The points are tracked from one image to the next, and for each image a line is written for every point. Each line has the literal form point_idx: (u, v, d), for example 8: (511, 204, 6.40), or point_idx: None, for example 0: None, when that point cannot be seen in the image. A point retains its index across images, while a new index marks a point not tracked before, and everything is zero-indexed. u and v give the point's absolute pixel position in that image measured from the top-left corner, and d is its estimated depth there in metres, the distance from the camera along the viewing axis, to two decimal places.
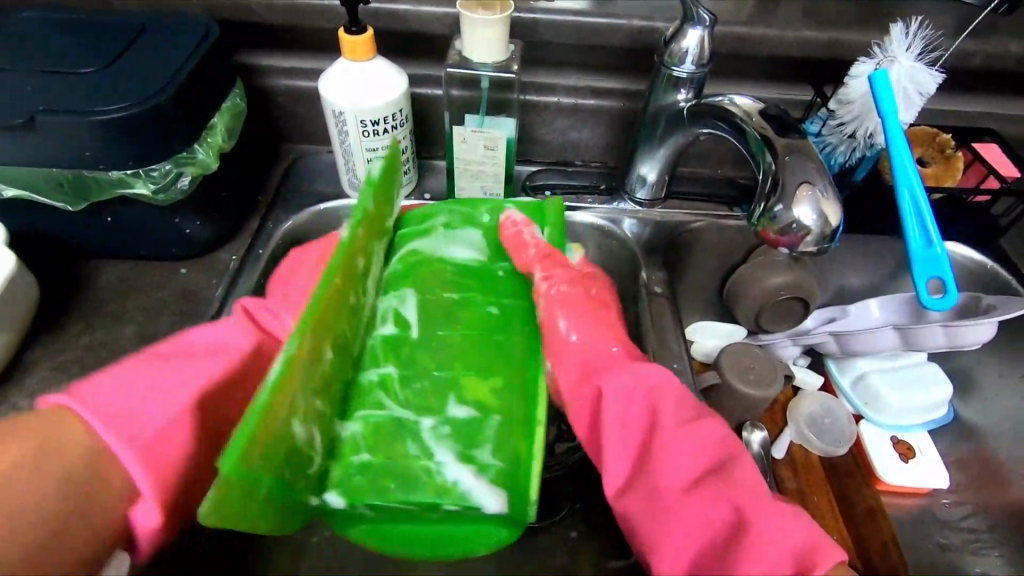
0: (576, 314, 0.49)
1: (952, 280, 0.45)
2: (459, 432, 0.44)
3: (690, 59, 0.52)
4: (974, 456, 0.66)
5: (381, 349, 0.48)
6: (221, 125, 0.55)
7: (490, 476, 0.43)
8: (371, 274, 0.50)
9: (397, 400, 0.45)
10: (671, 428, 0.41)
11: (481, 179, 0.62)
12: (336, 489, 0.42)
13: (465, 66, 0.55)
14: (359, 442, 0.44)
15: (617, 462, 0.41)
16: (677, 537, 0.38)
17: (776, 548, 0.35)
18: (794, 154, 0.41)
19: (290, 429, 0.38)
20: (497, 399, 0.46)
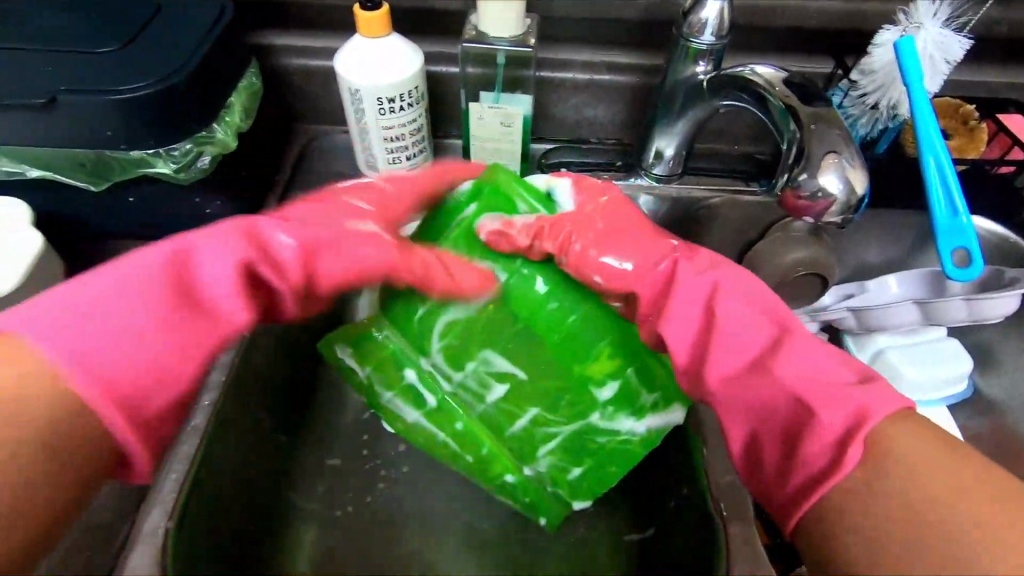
0: (606, 244, 0.47)
1: (980, 252, 0.44)
2: (617, 401, 0.49)
3: (709, 31, 0.52)
4: (995, 431, 0.66)
5: (509, 403, 0.52)
6: (238, 105, 0.55)
7: (659, 405, 0.49)
8: (424, 387, 0.53)
9: (558, 418, 0.51)
10: (729, 313, 0.44)
11: (497, 156, 0.61)
12: (577, 479, 0.53)
13: (481, 41, 0.55)
14: (563, 457, 0.53)
15: (678, 345, 0.45)
16: (736, 414, 0.43)
17: (830, 423, 0.39)
18: (819, 122, 0.41)
19: (501, 494, 0.54)
20: (620, 361, 0.48)
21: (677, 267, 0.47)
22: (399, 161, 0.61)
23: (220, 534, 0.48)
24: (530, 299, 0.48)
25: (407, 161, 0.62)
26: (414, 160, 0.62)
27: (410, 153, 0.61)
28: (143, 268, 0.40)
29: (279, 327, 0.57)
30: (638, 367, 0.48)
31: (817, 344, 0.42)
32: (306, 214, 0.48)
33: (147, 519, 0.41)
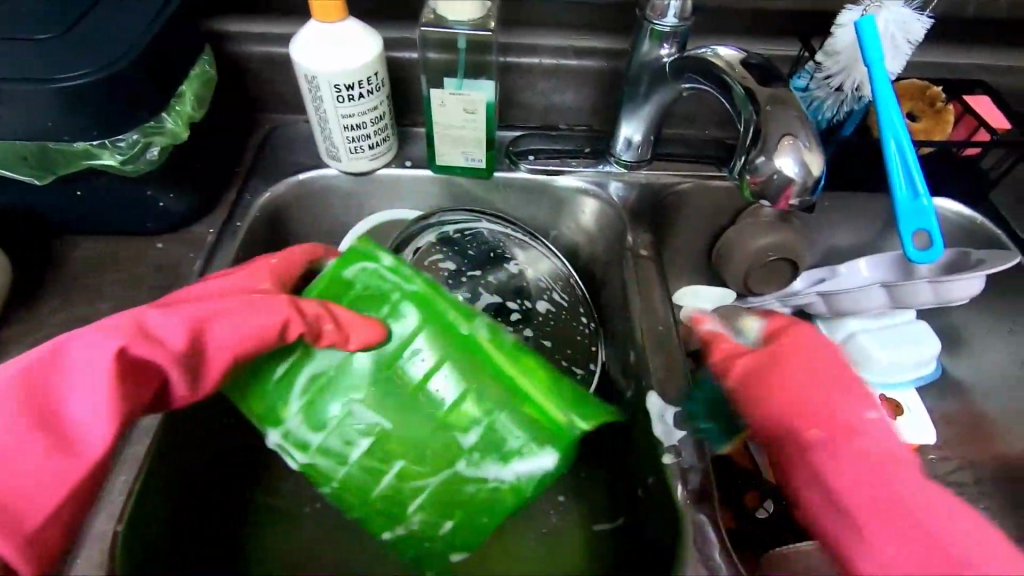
0: (847, 396, 0.46)
1: (939, 233, 0.43)
2: (484, 446, 0.42)
3: (672, 12, 0.51)
4: (961, 411, 0.67)
5: (376, 461, 0.42)
6: (190, 93, 0.53)
7: (529, 450, 0.42)
8: (287, 443, 0.43)
9: (426, 471, 0.42)
10: (905, 461, 0.42)
11: (462, 144, 0.60)
12: (455, 542, 0.45)
13: (440, 25, 0.53)
14: (437, 521, 0.44)
15: (919, 489, 0.39)
16: (889, 546, 0.38)
17: (983, 541, 0.37)
18: (776, 104, 0.40)
19: (394, 536, 0.45)
20: (485, 406, 0.42)
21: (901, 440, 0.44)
22: (361, 151, 0.60)
23: (181, 536, 0.47)
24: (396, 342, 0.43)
25: (370, 150, 0.60)
26: (378, 149, 0.61)
27: (373, 142, 0.60)
28: (78, 348, 0.38)
29: None
30: (512, 407, 0.42)
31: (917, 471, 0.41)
32: (214, 289, 0.44)
33: (95, 523, 0.40)
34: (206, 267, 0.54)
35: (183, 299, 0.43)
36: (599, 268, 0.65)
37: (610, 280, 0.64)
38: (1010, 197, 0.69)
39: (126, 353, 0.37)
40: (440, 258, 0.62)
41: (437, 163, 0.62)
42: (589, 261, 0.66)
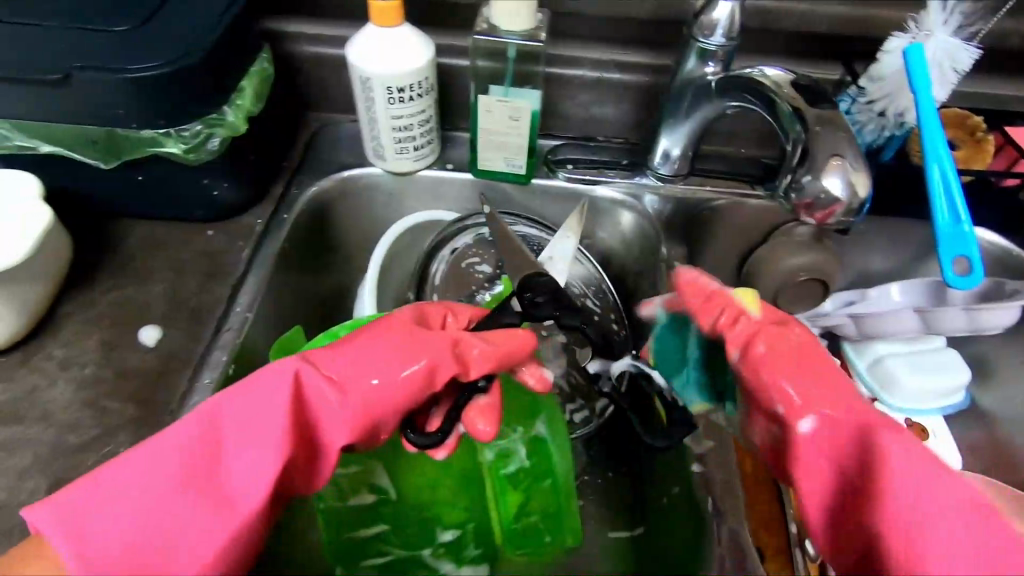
0: (793, 370, 0.38)
1: (979, 260, 0.44)
2: (450, 550, 0.50)
3: (720, 31, 0.52)
4: (989, 442, 0.66)
5: (368, 514, 0.48)
6: (250, 89, 0.55)
7: (473, 564, 0.51)
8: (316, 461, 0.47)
9: (398, 547, 0.49)
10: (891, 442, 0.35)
11: (504, 149, 0.62)
12: None
13: (493, 33, 0.55)
14: None
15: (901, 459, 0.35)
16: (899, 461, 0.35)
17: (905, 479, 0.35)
18: (825, 125, 0.40)
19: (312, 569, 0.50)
20: (469, 510, 0.50)
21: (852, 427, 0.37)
22: (406, 152, 0.62)
23: None
24: None
25: (415, 151, 0.62)
26: (422, 151, 0.63)
27: (418, 143, 0.62)
28: (181, 520, 0.34)
29: (288, 312, 0.58)
30: (483, 520, 0.50)
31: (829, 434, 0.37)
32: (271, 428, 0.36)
33: None
34: (253, 256, 0.56)
35: (246, 414, 0.37)
36: (631, 279, 0.67)
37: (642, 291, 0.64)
38: None
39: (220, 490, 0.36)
40: (477, 260, 0.62)
41: (478, 166, 0.64)
42: (620, 271, 0.68)
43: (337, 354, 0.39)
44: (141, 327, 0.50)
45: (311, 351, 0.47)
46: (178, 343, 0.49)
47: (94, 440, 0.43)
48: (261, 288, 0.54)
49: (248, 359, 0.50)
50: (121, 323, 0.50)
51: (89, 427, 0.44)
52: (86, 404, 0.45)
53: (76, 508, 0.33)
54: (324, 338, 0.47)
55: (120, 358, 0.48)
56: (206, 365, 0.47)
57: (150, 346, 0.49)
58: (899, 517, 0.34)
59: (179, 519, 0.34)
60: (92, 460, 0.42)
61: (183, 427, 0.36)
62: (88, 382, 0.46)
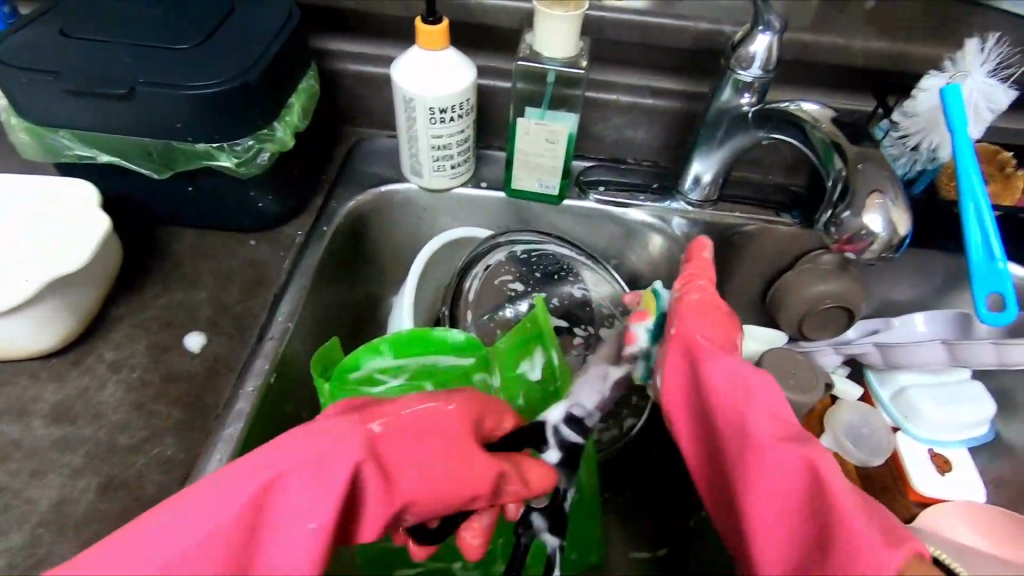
0: (701, 315, 0.48)
1: (1013, 297, 0.44)
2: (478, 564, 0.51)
3: (757, 64, 0.53)
4: (1013, 475, 0.66)
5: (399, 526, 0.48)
6: (298, 105, 0.57)
7: None
8: None
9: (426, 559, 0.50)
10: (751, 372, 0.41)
11: (539, 170, 0.63)
12: None
13: (535, 60, 0.56)
14: None
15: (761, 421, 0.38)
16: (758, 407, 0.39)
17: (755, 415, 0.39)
18: (866, 161, 0.41)
19: None
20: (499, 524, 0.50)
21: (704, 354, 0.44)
22: (443, 169, 0.63)
23: None
24: None
25: (452, 169, 0.64)
26: (459, 169, 0.64)
27: (455, 162, 0.63)
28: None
29: (325, 321, 0.59)
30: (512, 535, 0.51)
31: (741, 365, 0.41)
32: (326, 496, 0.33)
33: None
34: (294, 267, 0.57)
35: (296, 483, 0.33)
36: None
37: None
38: None
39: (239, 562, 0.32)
40: (511, 277, 0.63)
41: (512, 186, 0.65)
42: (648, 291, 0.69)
43: (394, 433, 0.37)
44: (187, 333, 0.52)
45: (354, 362, 0.48)
46: (222, 350, 0.51)
47: (143, 442, 0.45)
48: (302, 298, 0.55)
49: (288, 367, 0.52)
50: (167, 328, 0.52)
51: (138, 430, 0.45)
52: (135, 406, 0.47)
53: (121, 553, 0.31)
54: (365, 350, 0.48)
55: (168, 362, 0.49)
56: (250, 372, 0.49)
57: (195, 352, 0.50)
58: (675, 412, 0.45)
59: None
60: (141, 461, 0.44)
61: (236, 478, 0.33)
62: (137, 385, 0.48)
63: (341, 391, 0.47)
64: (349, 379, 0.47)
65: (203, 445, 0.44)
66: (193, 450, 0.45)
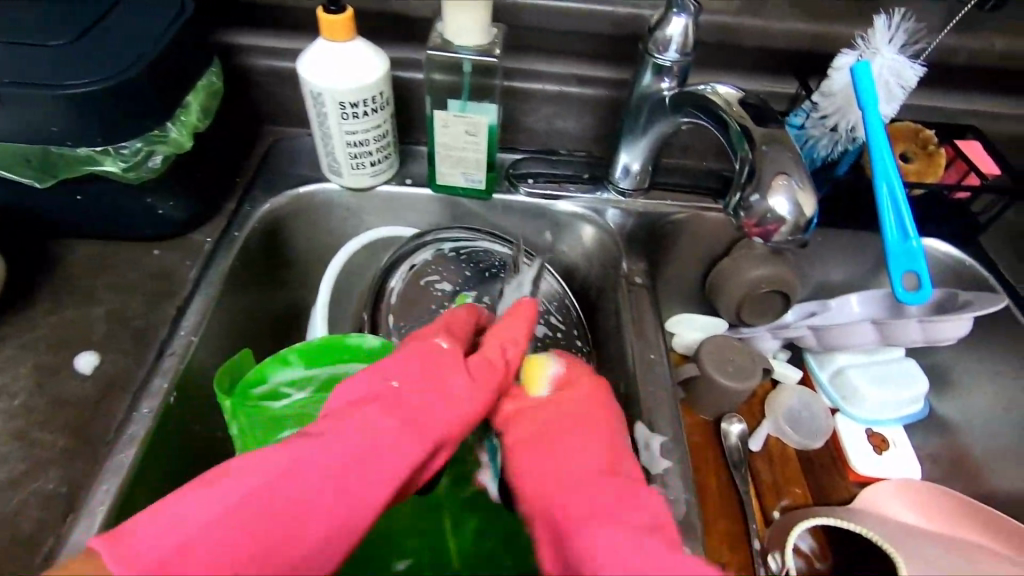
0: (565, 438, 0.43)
1: (928, 275, 0.44)
2: None
3: (673, 47, 0.52)
4: (949, 450, 0.66)
5: None
6: (196, 104, 0.53)
7: None
8: None
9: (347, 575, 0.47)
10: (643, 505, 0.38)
11: (462, 165, 0.61)
12: None
13: (447, 49, 0.54)
14: None
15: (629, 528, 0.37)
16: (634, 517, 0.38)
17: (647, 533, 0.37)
18: (772, 144, 0.40)
19: None
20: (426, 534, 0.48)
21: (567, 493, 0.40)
22: (363, 167, 0.61)
23: None
24: None
25: (372, 166, 0.61)
26: (380, 166, 0.62)
27: (375, 159, 0.61)
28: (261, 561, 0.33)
29: (239, 332, 0.56)
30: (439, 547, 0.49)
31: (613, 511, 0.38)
32: (389, 463, 0.38)
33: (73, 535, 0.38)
34: (200, 276, 0.54)
35: (319, 472, 0.36)
36: (594, 292, 0.66)
37: (604, 305, 0.64)
38: (999, 240, 0.70)
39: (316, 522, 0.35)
40: (437, 277, 0.61)
41: (437, 181, 0.63)
42: (584, 284, 0.67)
43: (418, 376, 0.43)
44: (79, 352, 0.48)
45: (259, 376, 0.45)
46: (117, 369, 0.47)
47: (22, 475, 0.41)
48: (207, 309, 0.52)
49: (193, 382, 0.48)
50: (57, 348, 0.48)
51: (19, 461, 0.42)
52: (16, 436, 0.43)
53: (161, 533, 0.32)
54: (272, 362, 0.45)
55: (55, 386, 0.46)
56: (146, 391, 0.45)
57: (86, 374, 0.47)
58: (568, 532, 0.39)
59: (263, 549, 0.33)
60: (19, 497, 0.40)
61: (261, 461, 0.35)
62: (20, 413, 0.44)
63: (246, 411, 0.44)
64: (253, 394, 0.45)
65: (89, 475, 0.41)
66: (80, 480, 0.41)
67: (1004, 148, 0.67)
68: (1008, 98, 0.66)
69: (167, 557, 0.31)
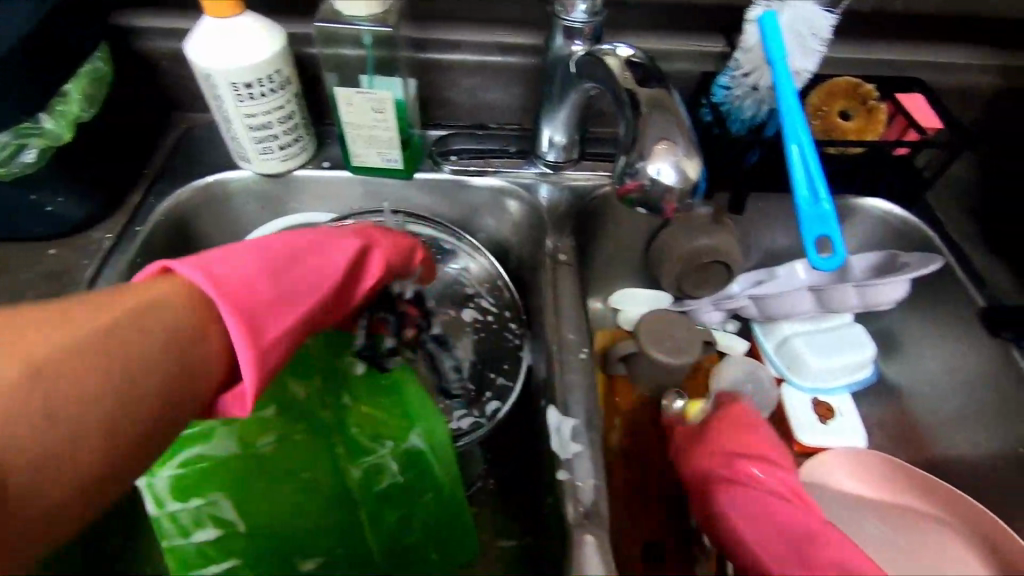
0: (745, 440, 0.50)
1: (840, 241, 0.41)
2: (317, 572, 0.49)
3: (581, 7, 0.49)
4: (897, 415, 0.65)
5: (215, 548, 0.46)
6: (78, 92, 0.50)
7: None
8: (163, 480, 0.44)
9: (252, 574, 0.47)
10: (807, 526, 0.44)
11: (375, 144, 0.58)
12: None
13: (336, 20, 0.51)
14: None
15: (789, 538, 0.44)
16: (770, 538, 0.44)
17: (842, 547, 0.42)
18: (657, 106, 0.37)
19: None
20: (337, 533, 0.49)
21: (774, 492, 0.46)
22: (271, 151, 0.58)
23: None
24: (304, 453, 0.47)
25: (281, 150, 0.58)
26: (289, 149, 0.59)
27: (283, 142, 0.58)
28: (275, 290, 0.39)
29: None
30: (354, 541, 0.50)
31: (765, 515, 0.45)
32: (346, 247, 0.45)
33: None
34: (97, 275, 0.51)
35: (310, 250, 0.43)
36: (526, 270, 0.63)
37: (534, 285, 0.62)
38: (948, 198, 0.67)
39: (309, 281, 0.42)
40: None
41: (353, 163, 0.60)
42: (517, 262, 0.65)
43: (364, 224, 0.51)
44: None
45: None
46: None
47: None
48: None
49: None
50: None
51: None
52: None
53: (205, 262, 0.38)
54: None
55: None
56: None
57: None
58: (783, 485, 0.47)
59: (271, 285, 0.39)
60: None
61: (265, 240, 0.42)
62: None
63: None
64: None
65: None
66: None
67: (951, 100, 0.64)
68: (951, 45, 0.63)
69: (221, 281, 0.37)
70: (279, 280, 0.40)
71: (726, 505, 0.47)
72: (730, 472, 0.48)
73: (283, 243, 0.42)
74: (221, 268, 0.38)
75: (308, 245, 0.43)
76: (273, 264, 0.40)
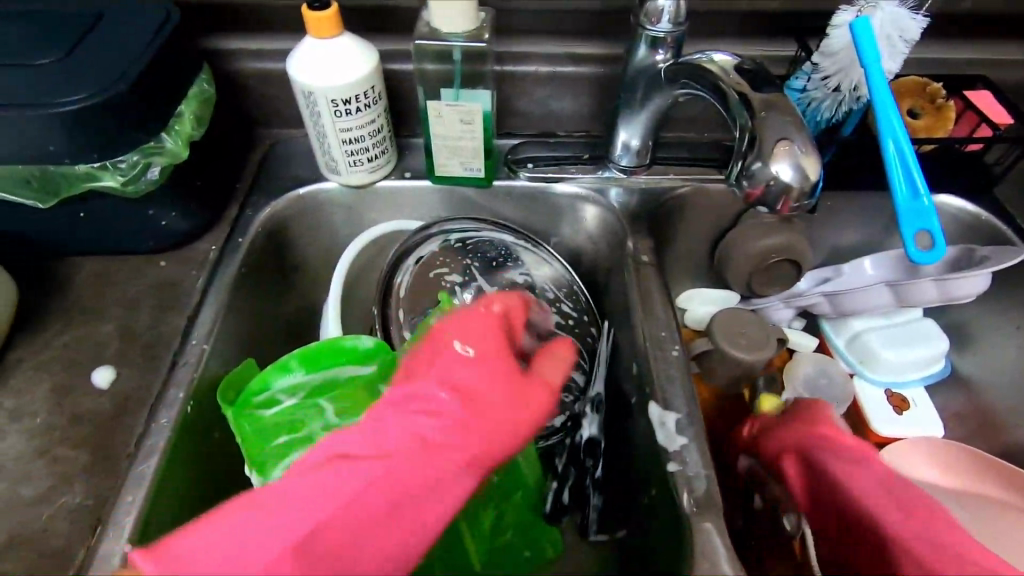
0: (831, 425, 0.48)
1: (940, 234, 0.43)
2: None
3: (666, 18, 0.51)
4: (972, 407, 0.65)
5: None
6: (189, 112, 0.53)
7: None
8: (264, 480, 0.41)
9: None
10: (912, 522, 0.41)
11: (460, 154, 0.60)
12: None
13: (434, 37, 0.53)
14: None
15: (903, 525, 0.41)
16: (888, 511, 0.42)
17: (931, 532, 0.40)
18: (770, 110, 0.44)
19: None
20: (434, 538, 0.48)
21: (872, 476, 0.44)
22: (361, 163, 0.60)
23: None
24: None
25: (370, 162, 0.61)
26: (377, 161, 0.61)
27: (372, 154, 0.60)
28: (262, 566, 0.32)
29: (250, 336, 0.56)
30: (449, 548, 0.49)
31: (871, 486, 0.43)
32: (422, 418, 0.40)
33: (104, 542, 0.39)
34: (207, 285, 0.54)
35: (388, 425, 0.39)
36: (602, 273, 0.65)
37: (611, 288, 0.64)
38: (1015, 191, 0.68)
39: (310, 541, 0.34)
40: (445, 269, 0.61)
41: (436, 173, 0.62)
42: (591, 266, 0.67)
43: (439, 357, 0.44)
44: (94, 369, 0.49)
45: (260, 384, 0.45)
46: (133, 382, 0.48)
47: (48, 491, 0.42)
48: (217, 316, 0.52)
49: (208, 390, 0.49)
50: (73, 366, 0.49)
51: (43, 479, 0.43)
52: (42, 455, 0.44)
53: (196, 548, 0.32)
54: (273, 369, 0.45)
55: (75, 403, 0.47)
56: (163, 402, 0.46)
57: (104, 389, 0.48)
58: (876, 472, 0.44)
59: (267, 559, 0.32)
60: (48, 512, 0.42)
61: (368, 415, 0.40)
62: (43, 432, 0.45)
63: (246, 415, 0.44)
64: (253, 402, 0.44)
65: (115, 485, 0.42)
66: (106, 493, 0.42)
67: (1015, 96, 0.65)
68: (1014, 41, 0.64)
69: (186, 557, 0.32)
70: (286, 549, 0.33)
71: (835, 483, 0.45)
72: (825, 438, 0.47)
73: (397, 401, 0.41)
74: (234, 517, 0.34)
75: (408, 399, 0.41)
76: (339, 457, 0.37)
